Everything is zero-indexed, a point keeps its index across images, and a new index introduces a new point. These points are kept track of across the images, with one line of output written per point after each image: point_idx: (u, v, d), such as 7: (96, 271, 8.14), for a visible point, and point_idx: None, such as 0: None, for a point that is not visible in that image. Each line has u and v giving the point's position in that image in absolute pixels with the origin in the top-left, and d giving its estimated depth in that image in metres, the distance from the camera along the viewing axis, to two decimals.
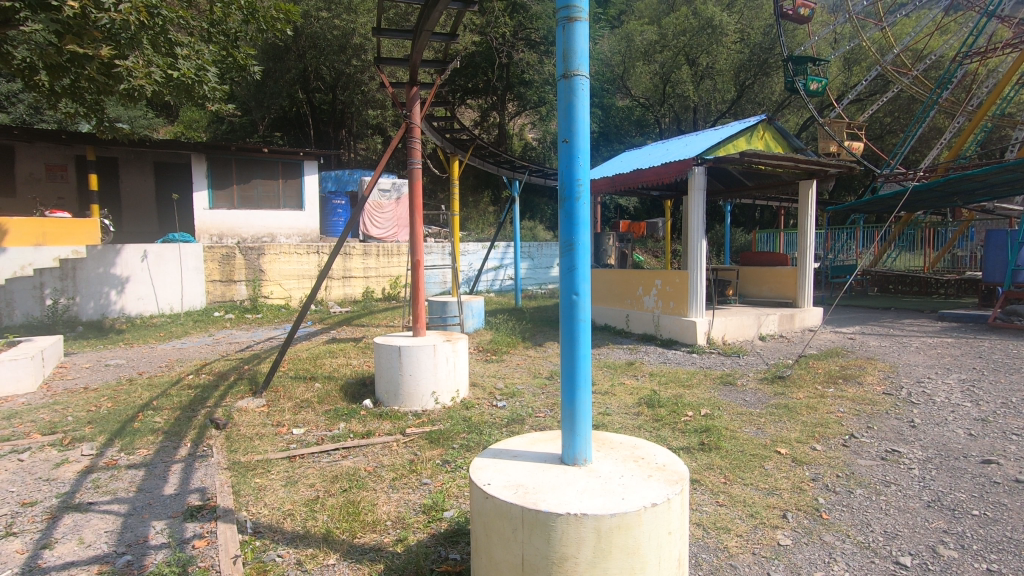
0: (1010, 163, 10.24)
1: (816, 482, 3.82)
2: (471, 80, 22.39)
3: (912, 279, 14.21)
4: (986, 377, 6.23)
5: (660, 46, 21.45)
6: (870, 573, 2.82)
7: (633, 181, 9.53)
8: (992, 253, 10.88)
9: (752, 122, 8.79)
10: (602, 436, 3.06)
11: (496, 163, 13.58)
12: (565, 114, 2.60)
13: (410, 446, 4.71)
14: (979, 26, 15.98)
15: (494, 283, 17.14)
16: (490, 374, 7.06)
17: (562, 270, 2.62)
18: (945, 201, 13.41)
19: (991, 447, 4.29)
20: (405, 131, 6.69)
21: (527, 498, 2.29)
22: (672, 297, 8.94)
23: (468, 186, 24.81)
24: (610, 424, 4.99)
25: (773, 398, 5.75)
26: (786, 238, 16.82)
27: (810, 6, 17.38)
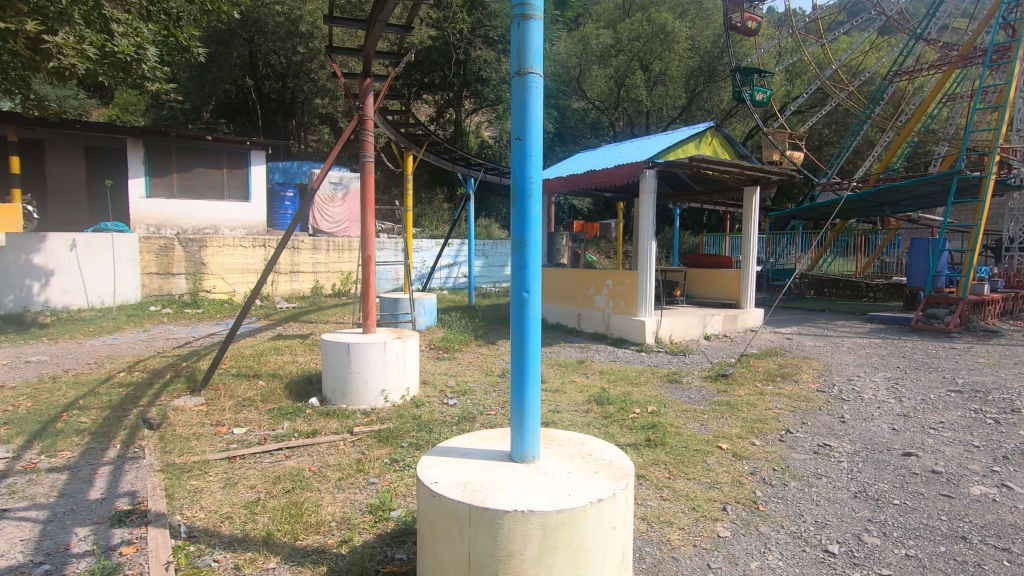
0: (933, 176, 10.96)
1: (754, 475, 3.98)
2: (428, 75, 22.30)
3: (844, 283, 15.11)
4: (907, 375, 6.68)
5: (615, 50, 21.89)
6: (801, 561, 2.95)
7: (587, 182, 9.64)
8: (915, 261, 11.65)
9: (701, 129, 9.06)
10: (550, 433, 3.08)
11: (451, 159, 13.49)
12: (518, 111, 2.60)
13: (357, 445, 4.61)
14: (908, 47, 17.00)
15: (448, 280, 17.02)
16: (441, 372, 7.01)
17: (513, 268, 2.63)
18: (874, 210, 14.25)
19: (910, 441, 4.59)
20: (357, 123, 6.50)
21: (474, 496, 2.28)
22: (622, 297, 9.12)
23: (423, 183, 24.59)
24: (559, 422, 5.04)
25: (716, 395, 5.96)
26: (731, 242, 17.47)
27: (757, 19, 18.02)
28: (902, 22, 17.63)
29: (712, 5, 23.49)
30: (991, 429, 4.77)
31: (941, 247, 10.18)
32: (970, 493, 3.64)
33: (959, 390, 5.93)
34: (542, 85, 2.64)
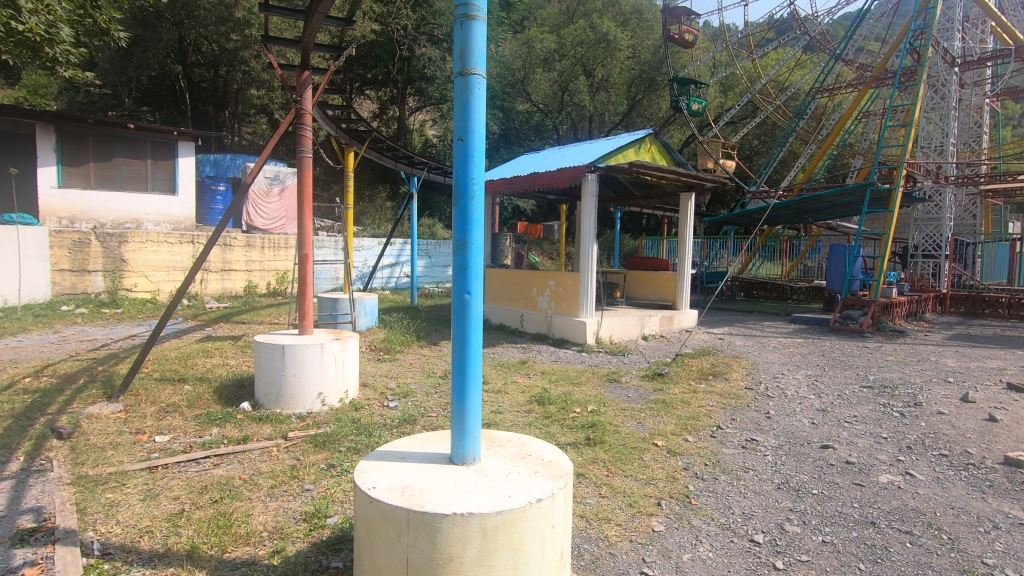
0: (850, 188, 11.81)
1: (687, 471, 4.14)
2: (370, 70, 21.67)
3: (771, 286, 16.02)
4: (826, 372, 7.15)
5: (559, 55, 22.23)
6: (729, 552, 3.09)
7: (530, 184, 9.72)
8: (834, 265, 12.50)
9: (640, 135, 9.34)
10: (491, 434, 3.09)
11: (394, 157, 13.23)
12: (460, 111, 2.59)
13: (292, 451, 4.44)
14: (829, 66, 18.21)
15: (390, 280, 16.73)
16: (382, 374, 6.86)
17: (454, 269, 2.61)
18: (798, 218, 15.17)
19: (828, 434, 4.92)
20: (295, 116, 6.27)
21: (412, 500, 2.25)
22: (564, 298, 9.27)
23: (364, 180, 24.08)
24: (501, 422, 5.05)
25: (653, 394, 6.16)
26: (668, 245, 18.13)
27: (693, 32, 18.75)
28: (823, 42, 18.89)
29: (653, 15, 24.25)
30: (897, 422, 5.18)
31: (856, 253, 10.96)
32: (878, 481, 3.94)
33: (871, 386, 6.41)
34: (484, 87, 2.64)
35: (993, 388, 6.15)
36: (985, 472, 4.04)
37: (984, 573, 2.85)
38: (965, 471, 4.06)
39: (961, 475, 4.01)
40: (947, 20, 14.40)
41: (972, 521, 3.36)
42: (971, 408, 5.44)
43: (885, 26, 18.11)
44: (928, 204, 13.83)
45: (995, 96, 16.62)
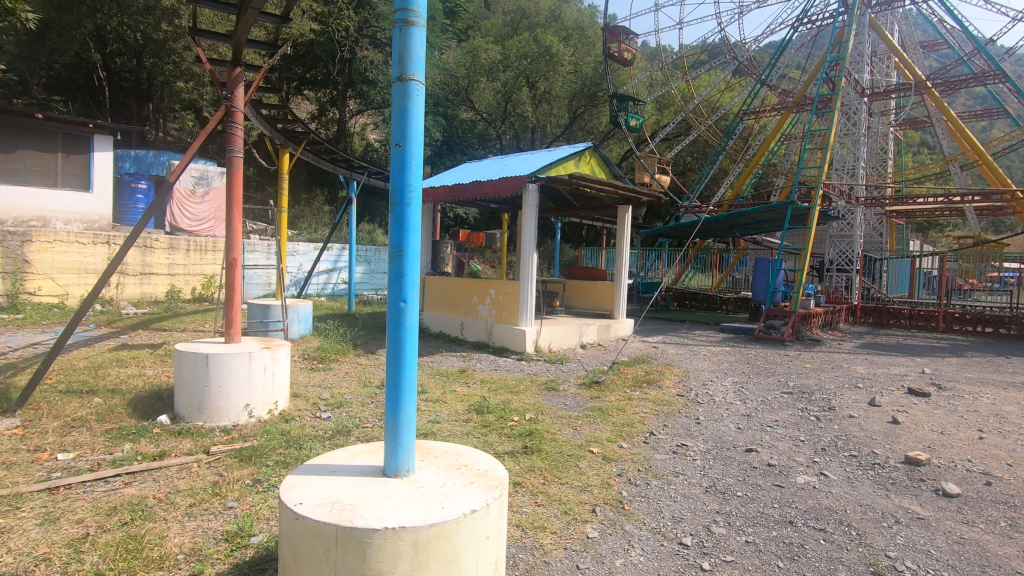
0: (773, 205, 12.57)
1: (621, 476, 4.23)
2: (309, 70, 21.25)
3: (702, 296, 16.83)
4: (750, 379, 7.54)
5: (503, 66, 22.55)
6: (659, 555, 3.18)
7: (472, 193, 9.71)
8: (759, 278, 13.21)
9: (581, 148, 9.54)
10: (426, 445, 3.05)
11: (332, 160, 12.84)
12: (397, 117, 2.55)
13: (214, 467, 4.19)
14: (755, 90, 19.37)
15: (326, 286, 16.22)
16: (315, 384, 6.60)
17: (389, 277, 2.56)
18: (727, 232, 15.97)
19: (752, 438, 5.18)
20: (224, 113, 5.96)
21: (342, 516, 2.17)
22: (505, 307, 9.30)
23: (301, 182, 23.30)
24: (439, 432, 4.98)
25: (589, 401, 6.28)
26: (606, 256, 18.62)
27: (632, 51, 19.37)
28: (750, 68, 20.08)
29: (594, 33, 25.14)
30: (813, 425, 5.53)
31: (778, 267, 11.64)
32: (796, 481, 4.18)
33: (790, 392, 6.81)
34: (423, 94, 2.63)
35: (896, 393, 6.69)
36: (889, 470, 4.38)
37: (887, 565, 3.07)
38: (872, 470, 4.38)
39: (869, 474, 4.33)
40: (857, 54, 15.68)
41: (878, 516, 3.62)
42: (877, 411, 5.88)
43: (805, 55, 19.46)
44: (842, 222, 14.93)
45: (899, 126, 18.22)
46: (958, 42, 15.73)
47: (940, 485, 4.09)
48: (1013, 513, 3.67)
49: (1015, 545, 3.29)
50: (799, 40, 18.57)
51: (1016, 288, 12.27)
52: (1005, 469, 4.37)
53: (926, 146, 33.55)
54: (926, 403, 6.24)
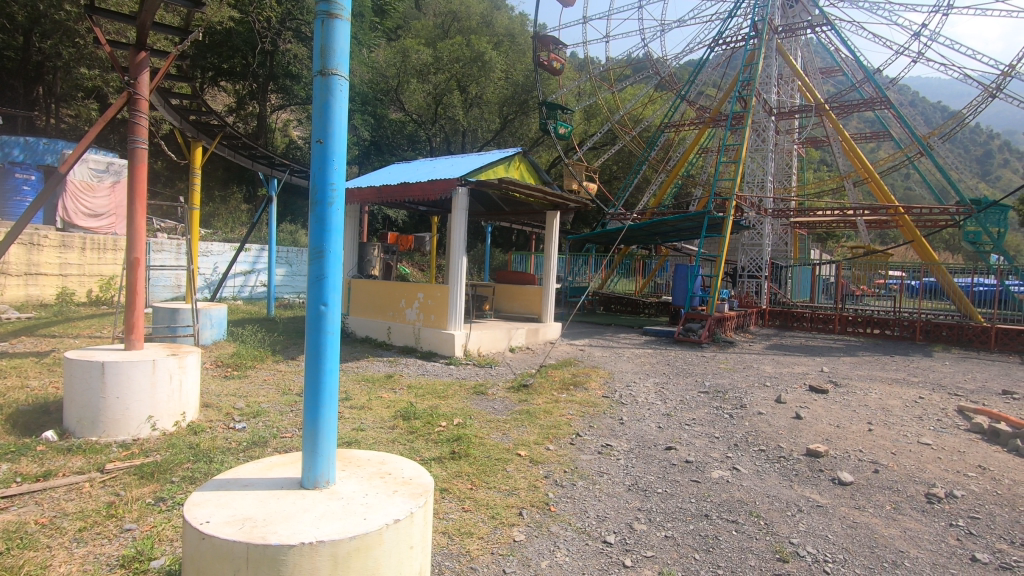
0: (692, 215, 13.26)
1: (547, 478, 4.27)
2: (227, 61, 20.11)
3: (626, 301, 17.47)
4: (670, 380, 7.88)
5: (434, 68, 22.34)
6: (584, 555, 3.23)
7: (400, 194, 9.52)
8: (678, 283, 13.88)
9: (510, 152, 9.59)
10: (348, 455, 2.95)
11: (250, 156, 12.16)
12: (319, 112, 2.46)
13: (110, 486, 3.82)
14: (676, 104, 20.34)
15: (243, 289, 15.34)
16: (228, 393, 6.19)
17: (309, 279, 2.45)
18: (650, 239, 16.65)
19: (671, 436, 5.40)
20: (126, 101, 5.49)
21: (253, 533, 2.04)
22: (433, 311, 9.18)
23: (216, 178, 21.94)
24: (363, 440, 4.81)
25: (517, 405, 6.31)
26: (535, 261, 18.89)
27: (561, 61, 19.53)
28: (671, 84, 21.05)
29: (524, 41, 25.51)
30: (726, 422, 5.85)
31: (696, 273, 12.27)
32: (711, 476, 4.40)
33: (706, 391, 7.19)
34: (346, 90, 2.55)
35: (799, 390, 7.23)
36: (792, 462, 4.70)
37: (790, 551, 3.29)
38: (778, 463, 4.69)
39: (775, 466, 4.63)
40: (766, 75, 16.91)
41: (783, 506, 3.88)
42: (782, 408, 6.32)
43: (720, 74, 20.50)
44: (753, 232, 15.96)
45: (802, 144, 19.76)
46: (851, 70, 17.25)
47: (836, 474, 4.45)
48: (897, 498, 4.05)
49: (899, 526, 3.63)
50: (714, 61, 19.71)
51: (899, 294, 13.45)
52: (890, 457, 4.82)
53: (824, 163, 36.70)
54: (825, 399, 6.79)
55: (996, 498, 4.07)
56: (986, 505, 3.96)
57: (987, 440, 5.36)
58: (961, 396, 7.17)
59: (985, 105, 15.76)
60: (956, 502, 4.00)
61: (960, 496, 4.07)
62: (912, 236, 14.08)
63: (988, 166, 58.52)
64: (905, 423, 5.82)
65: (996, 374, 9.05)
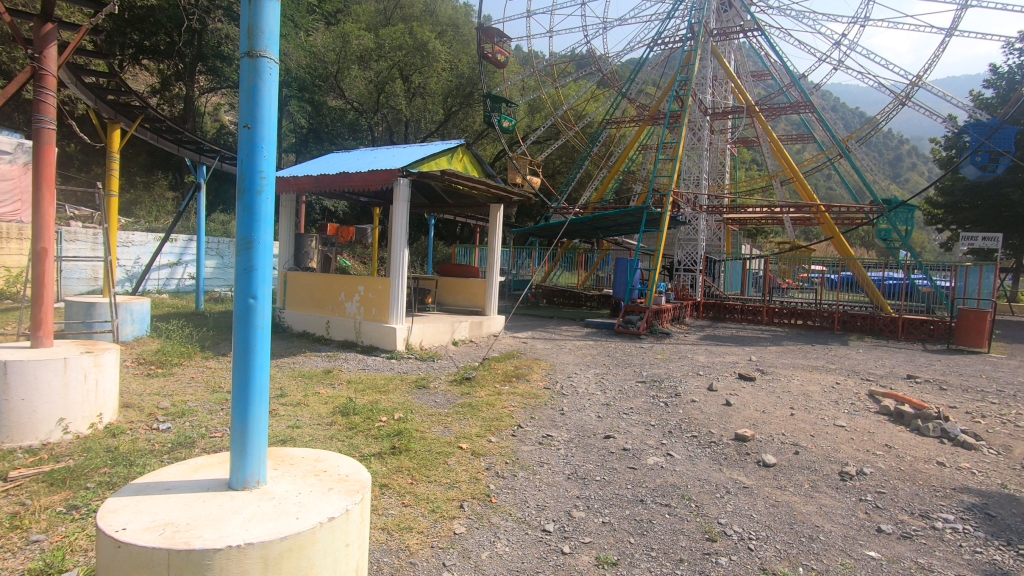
0: (631, 210, 13.62)
1: (489, 470, 4.29)
2: (149, 38, 18.71)
3: (568, 293, 17.74)
4: (610, 370, 8.10)
5: (376, 55, 21.68)
6: (523, 544, 3.27)
7: (339, 184, 9.21)
8: (619, 276, 14.28)
9: (453, 144, 9.50)
10: (281, 453, 2.86)
11: (175, 140, 11.42)
12: (247, 95, 2.37)
13: (13, 496, 3.52)
14: (617, 101, 20.72)
15: (169, 282, 14.47)
16: (151, 393, 5.83)
17: (237, 271, 2.35)
18: (591, 233, 16.99)
19: (610, 425, 5.55)
20: (31, 78, 4.99)
21: (175, 538, 1.94)
22: (373, 304, 8.99)
23: (137, 163, 20.52)
24: (298, 437, 4.66)
25: (459, 398, 6.30)
26: (480, 254, 18.87)
27: (505, 54, 19.14)
28: (613, 81, 21.44)
29: (468, 32, 25.26)
30: (662, 410, 6.09)
31: (635, 267, 12.61)
32: (647, 463, 4.56)
33: (644, 380, 7.45)
34: (276, 74, 2.47)
35: (729, 377, 7.63)
36: (722, 447, 4.95)
37: (718, 531, 3.46)
38: (708, 448, 4.92)
39: (706, 451, 4.86)
40: (702, 76, 17.58)
41: (712, 489, 4.08)
42: (714, 395, 6.64)
43: (659, 74, 21.08)
44: (688, 227, 16.56)
45: (734, 143, 20.68)
46: (779, 75, 18.14)
47: (760, 456, 4.72)
48: (814, 477, 4.35)
49: (815, 503, 3.90)
50: (654, 60, 20.22)
51: (820, 287, 14.35)
52: (809, 439, 5.17)
53: (755, 162, 38.60)
54: (752, 386, 7.21)
55: (899, 474, 4.44)
56: (891, 480, 4.32)
57: (893, 421, 5.84)
58: (872, 381, 7.78)
59: (895, 112, 17.03)
60: (866, 479, 4.33)
61: (869, 473, 4.41)
62: (831, 233, 14.99)
63: (898, 169, 63.48)
64: (823, 407, 6.25)
65: (902, 360, 9.86)
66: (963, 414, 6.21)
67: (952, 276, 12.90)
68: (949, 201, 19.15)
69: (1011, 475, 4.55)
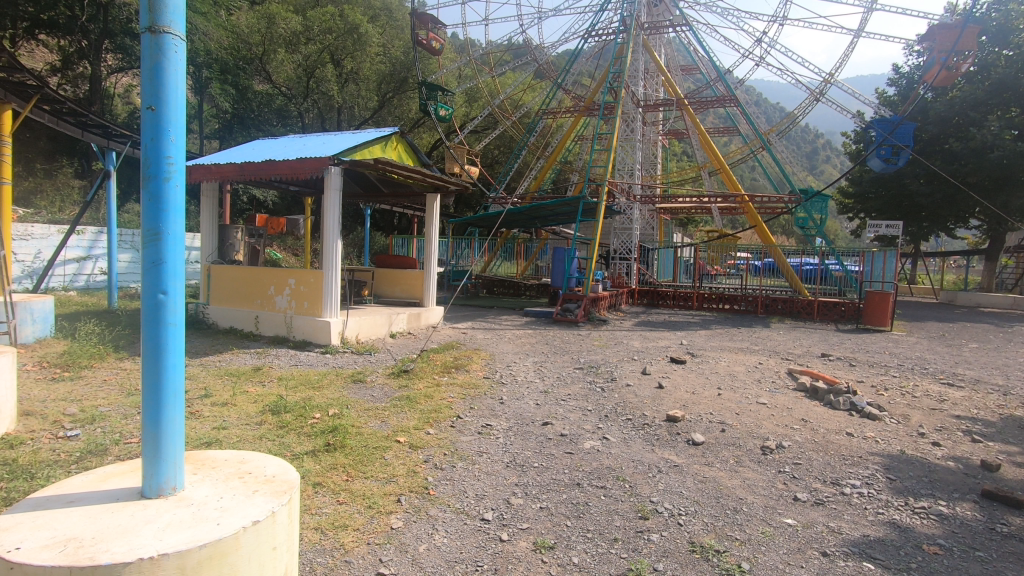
0: (568, 200, 13.80)
1: (427, 463, 4.25)
2: (45, 11, 16.95)
3: (507, 283, 17.80)
4: (548, 358, 8.22)
5: (304, 38, 20.65)
6: (461, 535, 3.26)
7: (264, 173, 8.75)
8: (557, 265, 14.50)
9: (387, 132, 9.25)
10: (201, 457, 2.71)
11: (79, 124, 10.46)
12: (149, 75, 2.22)
13: None
14: (553, 91, 20.82)
15: (77, 278, 13.35)
16: (56, 399, 5.35)
17: (144, 265, 2.21)
18: (529, 223, 17.11)
19: (548, 412, 5.63)
20: None
21: (78, 554, 1.79)
22: (306, 297, 8.67)
23: (36, 149, 18.73)
24: (225, 439, 4.43)
25: (397, 391, 6.19)
26: (418, 244, 18.59)
27: (440, 41, 18.68)
28: (548, 71, 21.53)
29: (402, 17, 24.45)
30: (598, 395, 6.24)
31: (573, 256, 12.80)
32: (583, 447, 4.67)
33: (581, 367, 7.63)
34: (181, 52, 2.32)
35: (661, 361, 7.94)
36: (655, 428, 5.14)
37: (651, 509, 3.60)
38: (642, 430, 5.10)
39: (639, 433, 5.03)
40: (634, 69, 18.03)
41: (645, 469, 4.23)
42: (647, 378, 6.90)
43: (594, 65, 21.33)
44: (624, 217, 16.92)
45: (665, 135, 21.37)
46: (706, 69, 18.80)
47: (689, 435, 4.94)
48: (739, 452, 4.60)
49: (739, 477, 4.13)
50: (588, 52, 20.46)
51: (745, 273, 15.18)
52: (734, 417, 5.46)
53: (685, 154, 40.04)
54: (682, 368, 7.54)
55: (814, 446, 4.77)
56: (806, 452, 4.63)
57: (808, 396, 6.27)
58: (790, 360, 8.34)
59: (811, 107, 18.12)
60: (784, 452, 4.62)
61: (787, 446, 4.71)
62: (755, 222, 15.73)
63: (814, 162, 67.75)
64: (747, 387, 6.61)
65: (817, 340, 10.59)
66: (868, 387, 6.77)
67: (860, 261, 14.03)
68: (858, 191, 20.65)
69: (908, 441, 4.99)
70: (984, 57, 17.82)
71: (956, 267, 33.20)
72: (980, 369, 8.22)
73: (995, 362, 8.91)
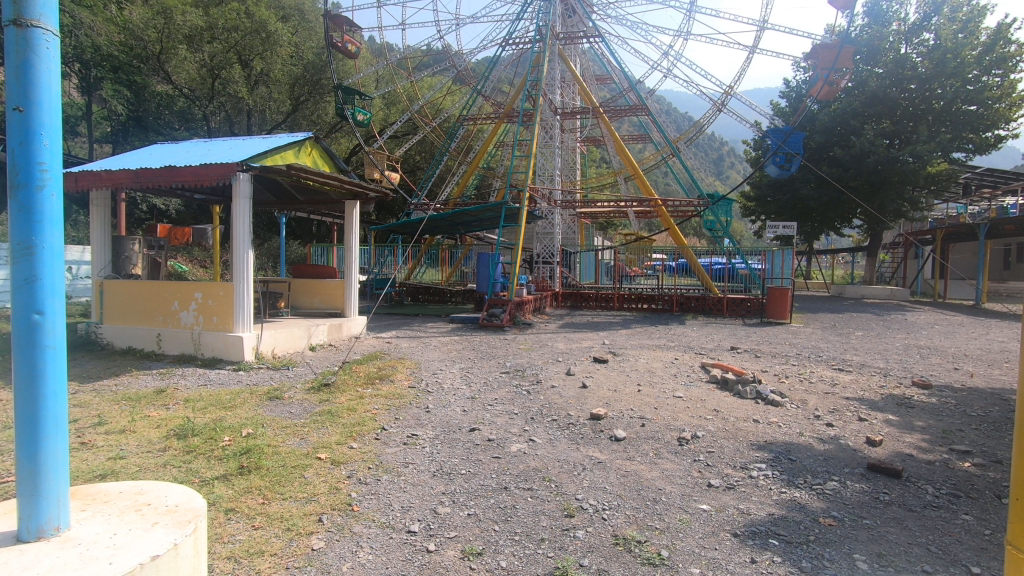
0: (491, 206, 13.86)
1: (350, 478, 4.11)
2: None
3: (433, 290, 17.66)
4: (475, 364, 8.21)
5: (208, 36, 19.20)
6: (387, 549, 3.18)
7: (164, 180, 8.12)
8: (481, 271, 14.51)
9: (299, 137, 8.86)
10: (92, 490, 2.48)
11: None
12: (16, 72, 2.02)
13: None
14: (473, 98, 20.77)
15: None
16: None
17: (14, 283, 2.01)
18: (452, 229, 17.00)
19: (475, 418, 5.61)
20: None
21: None
22: (214, 312, 8.14)
23: None
24: (122, 470, 4.05)
25: (318, 406, 5.94)
26: (338, 253, 17.95)
27: (356, 44, 18.09)
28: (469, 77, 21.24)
29: (314, 18, 23.58)
30: (524, 398, 6.32)
31: (497, 261, 12.87)
32: (511, 450, 4.70)
33: (507, 371, 7.68)
34: (53, 48, 2.12)
35: (586, 361, 8.15)
36: (579, 427, 5.27)
37: (576, 507, 3.68)
38: (567, 429, 5.21)
39: (564, 433, 5.14)
40: (551, 77, 18.44)
41: (570, 467, 4.33)
42: (571, 379, 7.07)
43: (513, 72, 21.54)
44: (546, 222, 17.19)
45: (583, 141, 22.01)
46: (620, 79, 19.50)
47: (612, 432, 5.10)
48: (658, 445, 4.81)
49: (658, 468, 4.32)
50: (506, 59, 20.64)
51: (661, 274, 15.96)
52: (654, 411, 5.70)
53: (603, 161, 41.54)
54: (605, 367, 7.78)
55: (725, 434, 5.07)
56: (718, 440, 4.92)
57: (720, 388, 6.66)
58: (703, 355, 8.85)
59: (715, 117, 19.36)
60: (699, 441, 4.89)
61: (701, 436, 4.98)
62: (668, 225, 16.50)
63: (720, 170, 72.37)
64: (664, 381, 6.95)
65: (726, 334, 11.30)
66: (772, 375, 7.32)
67: (762, 259, 15.16)
68: (758, 195, 22.30)
69: (806, 424, 5.44)
70: (860, 73, 19.67)
71: (844, 262, 36.66)
72: (864, 355, 9.11)
73: (877, 348, 9.91)
